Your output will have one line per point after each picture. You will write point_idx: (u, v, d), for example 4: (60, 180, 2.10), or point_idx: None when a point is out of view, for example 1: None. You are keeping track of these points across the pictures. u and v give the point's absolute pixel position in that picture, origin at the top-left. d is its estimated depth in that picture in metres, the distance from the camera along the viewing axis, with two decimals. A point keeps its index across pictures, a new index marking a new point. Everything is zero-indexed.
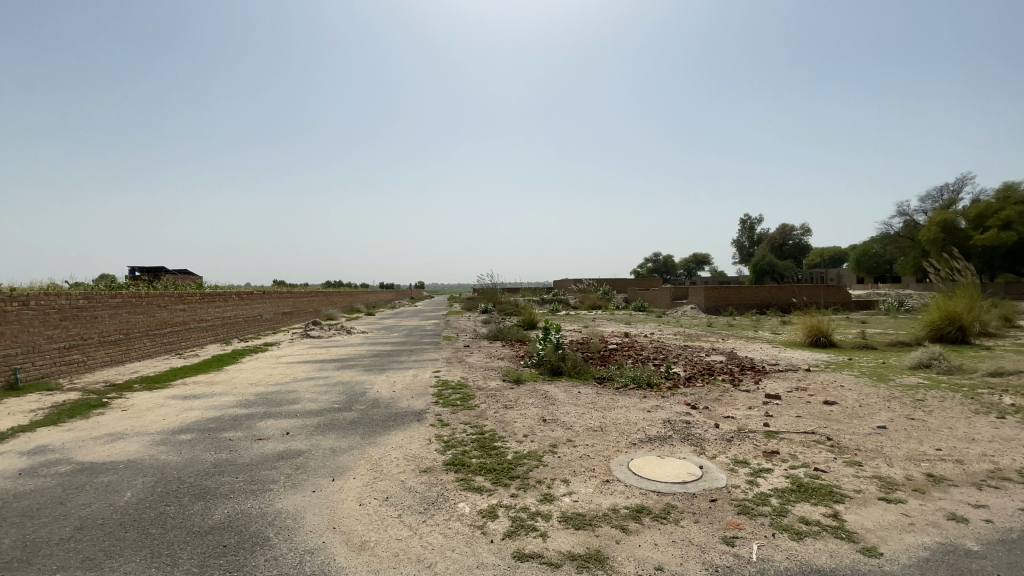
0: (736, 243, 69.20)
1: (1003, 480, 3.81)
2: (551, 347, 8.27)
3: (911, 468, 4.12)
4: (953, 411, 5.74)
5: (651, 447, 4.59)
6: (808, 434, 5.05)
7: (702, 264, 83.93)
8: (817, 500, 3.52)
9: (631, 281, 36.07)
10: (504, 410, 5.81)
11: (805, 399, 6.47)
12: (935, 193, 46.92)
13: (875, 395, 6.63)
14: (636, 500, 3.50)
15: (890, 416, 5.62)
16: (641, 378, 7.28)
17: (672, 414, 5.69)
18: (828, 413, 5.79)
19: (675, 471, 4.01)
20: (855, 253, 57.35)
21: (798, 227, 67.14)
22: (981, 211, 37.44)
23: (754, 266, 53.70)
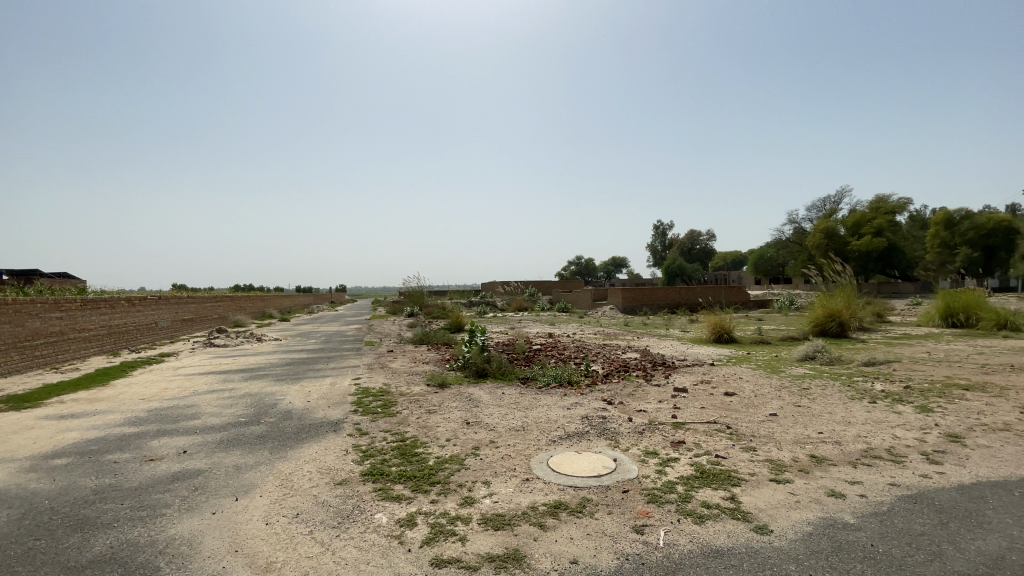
0: (654, 247, 73.37)
1: (872, 458, 4.33)
2: (476, 349, 8.25)
3: (798, 451, 4.57)
4: (833, 398, 6.44)
5: (569, 443, 4.72)
6: (711, 424, 5.44)
7: (622, 268, 88.09)
8: (717, 484, 3.80)
9: (556, 284, 37.05)
10: (425, 415, 5.70)
11: (709, 391, 6.98)
12: (821, 204, 52.80)
13: (770, 386, 7.29)
14: (554, 496, 3.57)
15: (781, 404, 6.20)
16: (562, 377, 7.48)
17: (591, 410, 5.90)
18: (730, 404, 6.27)
19: (592, 465, 4.15)
20: (756, 257, 62.99)
21: (708, 233, 72.54)
22: (858, 221, 42.62)
23: (669, 269, 57.22)
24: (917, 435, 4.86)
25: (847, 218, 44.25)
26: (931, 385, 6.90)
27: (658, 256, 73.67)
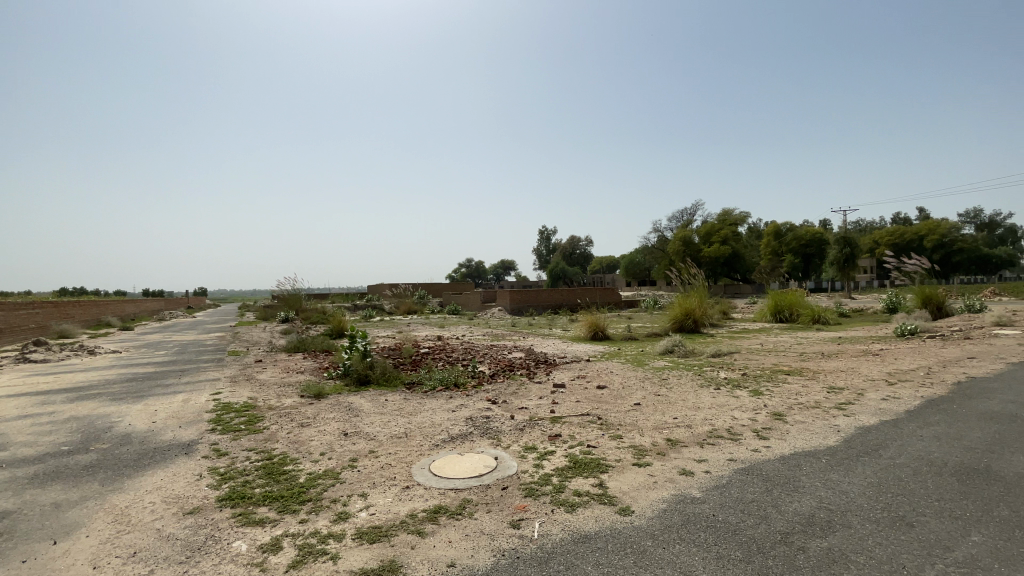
0: (540, 251, 76.56)
1: (717, 437, 4.96)
2: (358, 355, 7.88)
3: (658, 436, 5.07)
4: (687, 386, 7.27)
5: (452, 446, 4.72)
6: (585, 416, 5.82)
7: (510, 271, 90.62)
8: (588, 473, 4.08)
9: (445, 286, 36.90)
10: (298, 429, 5.30)
11: (584, 385, 7.46)
12: (681, 215, 59.55)
13: (638, 378, 8.00)
14: (434, 501, 3.54)
15: (645, 394, 6.85)
16: (448, 380, 7.46)
17: (474, 411, 5.97)
18: (602, 396, 6.78)
19: (473, 466, 4.19)
20: (629, 261, 68.99)
21: (588, 239, 77.66)
22: (710, 230, 48.86)
23: (553, 271, 60.04)
24: (751, 415, 5.68)
25: (702, 228, 50.40)
26: (762, 371, 8.12)
27: (544, 259, 76.99)
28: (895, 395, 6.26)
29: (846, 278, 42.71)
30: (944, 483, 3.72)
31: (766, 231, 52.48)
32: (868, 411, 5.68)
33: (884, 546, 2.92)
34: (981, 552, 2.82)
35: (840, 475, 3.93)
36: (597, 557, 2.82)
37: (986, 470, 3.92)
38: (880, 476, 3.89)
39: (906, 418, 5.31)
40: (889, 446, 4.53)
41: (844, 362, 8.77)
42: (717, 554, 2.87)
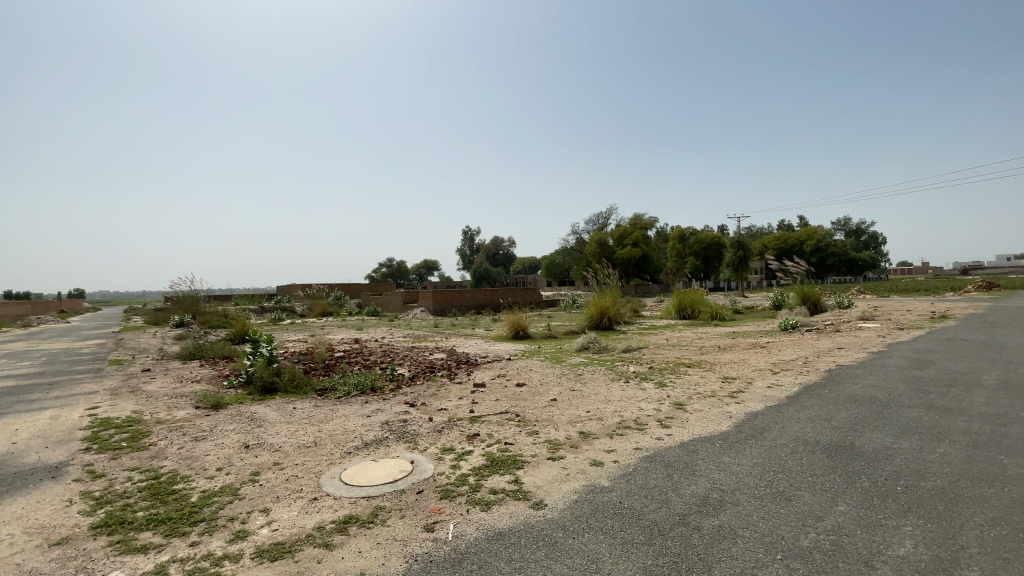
0: (463, 251, 76.37)
1: (625, 428, 5.25)
2: (263, 361, 7.34)
3: (572, 429, 5.27)
4: (600, 381, 7.63)
5: (366, 452, 4.57)
6: (503, 414, 5.90)
7: (432, 271, 89.49)
8: (504, 470, 4.14)
9: (363, 287, 35.57)
10: (191, 444, 4.84)
11: (504, 384, 7.55)
12: (598, 219, 62.32)
13: (554, 374, 8.25)
14: (344, 511, 3.40)
15: (562, 390, 7.08)
16: (364, 384, 7.19)
17: (391, 415, 5.81)
18: (521, 393, 6.91)
19: (387, 471, 4.09)
20: (549, 262, 70.96)
21: (510, 240, 78.74)
22: (624, 233, 51.61)
23: (476, 271, 60.06)
24: (655, 406, 6.09)
25: (616, 231, 53.07)
26: (667, 365, 8.73)
27: (466, 260, 76.84)
28: (777, 383, 7.01)
29: (740, 278, 47.13)
30: (815, 460, 4.22)
31: (674, 235, 56.41)
32: (755, 397, 6.30)
33: (766, 520, 3.25)
34: (843, 519, 3.23)
35: (731, 457, 4.32)
36: (510, 553, 2.86)
37: (848, 446, 4.50)
38: (764, 456, 4.33)
39: (786, 403, 5.97)
40: (772, 429, 5.05)
41: (737, 354, 9.69)
42: (622, 540, 3.03)
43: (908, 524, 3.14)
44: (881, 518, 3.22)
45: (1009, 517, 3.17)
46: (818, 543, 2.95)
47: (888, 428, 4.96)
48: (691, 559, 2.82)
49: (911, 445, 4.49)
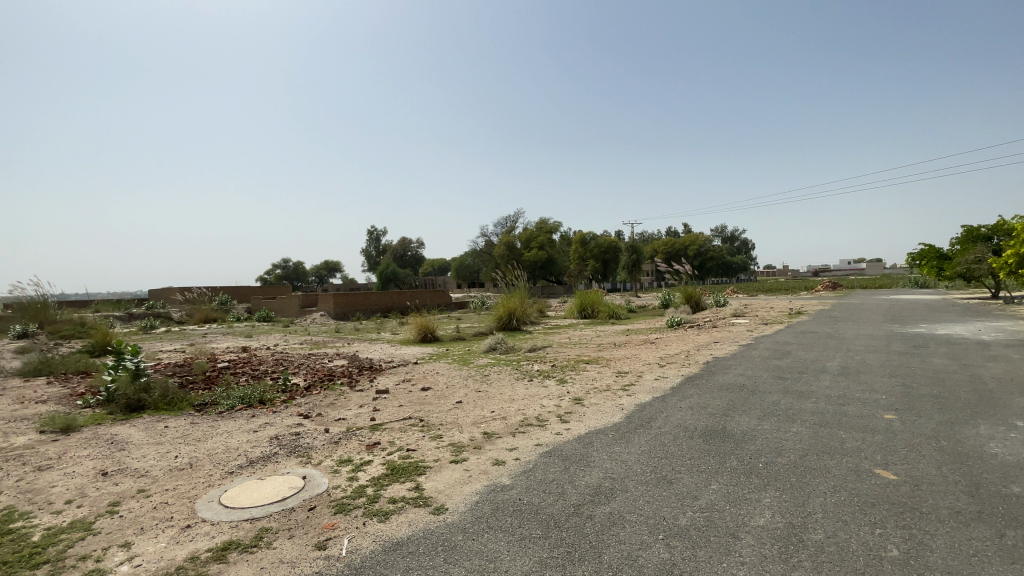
0: (367, 252, 73.46)
1: (526, 426, 5.40)
2: (127, 376, 6.45)
3: (475, 431, 5.30)
4: (505, 381, 7.76)
5: (252, 470, 4.21)
6: (406, 420, 5.76)
7: (334, 273, 84.88)
8: (404, 477, 4.05)
9: (255, 290, 32.77)
10: (32, 475, 4.12)
11: (407, 389, 7.39)
12: (506, 222, 63.42)
13: (460, 377, 8.23)
14: (224, 536, 3.11)
15: (467, 391, 7.09)
16: (252, 396, 6.63)
17: (282, 428, 5.42)
18: (425, 397, 6.80)
19: (275, 489, 3.80)
20: (458, 264, 70.77)
21: (417, 241, 77.26)
22: (530, 236, 53.05)
23: (382, 274, 58.00)
24: (556, 402, 6.33)
25: (523, 234, 54.39)
26: (569, 362, 9.12)
27: (371, 261, 73.99)
28: (664, 375, 7.64)
29: (636, 280, 50.59)
30: (694, 444, 4.66)
31: (577, 238, 59.12)
32: (646, 390, 6.81)
33: (652, 503, 3.52)
34: (715, 496, 3.60)
35: (622, 447, 4.62)
36: (408, 562, 2.81)
37: (721, 430, 5.04)
38: (651, 444, 4.69)
39: (671, 394, 6.52)
40: (658, 418, 5.49)
41: (631, 350, 10.39)
42: (520, 536, 3.11)
43: (767, 496, 3.58)
44: (745, 493, 3.64)
45: (843, 483, 3.75)
46: (694, 520, 3.26)
47: (753, 412, 5.62)
48: (584, 547, 2.97)
49: (771, 426, 5.14)
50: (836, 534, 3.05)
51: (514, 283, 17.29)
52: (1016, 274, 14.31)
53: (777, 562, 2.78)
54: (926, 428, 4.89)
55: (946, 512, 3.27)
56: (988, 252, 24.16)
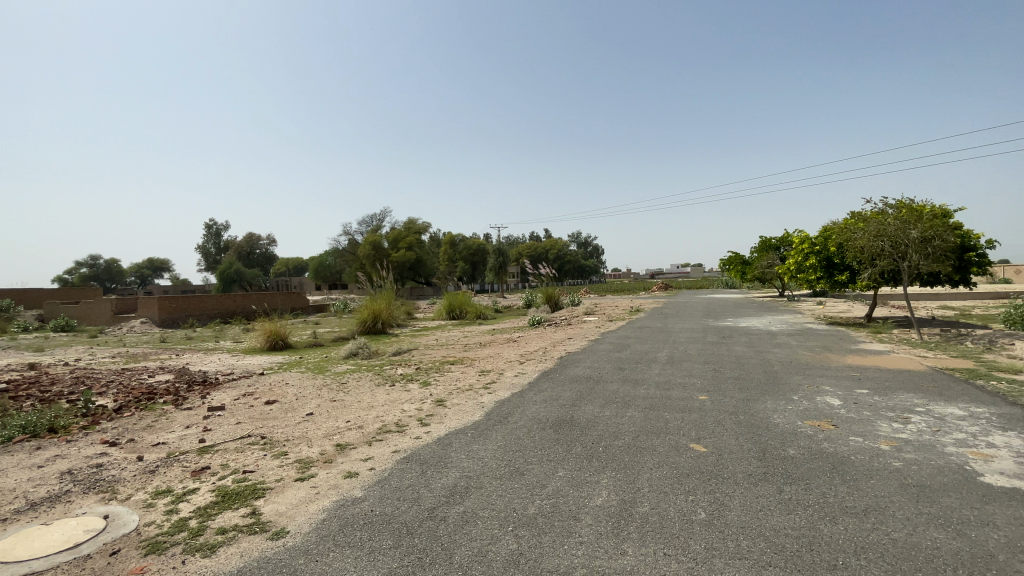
0: (205, 248, 64.48)
1: (384, 433, 5.21)
2: None
3: (327, 443, 4.96)
4: (364, 387, 7.40)
5: (31, 516, 3.39)
6: (245, 438, 5.16)
7: (160, 272, 72.76)
8: (239, 503, 3.62)
9: (47, 292, 26.59)
10: None
11: (249, 404, 6.62)
12: (370, 220, 60.86)
13: (314, 386, 7.62)
14: None
15: (319, 402, 6.60)
16: (37, 424, 5.34)
17: (79, 460, 4.46)
18: (269, 412, 6.17)
19: (64, 535, 3.11)
20: (317, 263, 65.86)
21: (268, 239, 70.01)
22: (397, 236, 51.64)
23: (224, 274, 51.26)
24: (417, 406, 6.22)
25: (389, 233, 52.63)
26: (433, 364, 9.03)
27: (211, 259, 64.98)
28: (524, 372, 7.99)
29: (502, 281, 52.30)
30: (545, 435, 4.96)
31: (445, 240, 59.15)
32: (506, 387, 7.05)
33: (504, 496, 3.65)
34: (561, 482, 3.87)
35: (479, 444, 4.73)
36: None
37: (569, 420, 5.44)
38: (506, 438, 4.87)
39: (527, 389, 6.85)
40: (515, 413, 5.73)
41: (494, 349, 10.69)
42: (369, 549, 2.98)
43: (605, 477, 3.95)
44: (586, 476, 3.97)
45: (666, 458, 4.32)
46: (541, 508, 3.46)
47: (598, 401, 6.18)
48: (436, 550, 2.96)
49: (612, 412, 5.70)
50: (659, 505, 3.49)
51: (377, 284, 16.59)
52: (793, 277, 17.97)
53: (610, 537, 3.08)
54: (730, 406, 5.85)
55: (741, 475, 3.95)
56: (776, 258, 29.96)
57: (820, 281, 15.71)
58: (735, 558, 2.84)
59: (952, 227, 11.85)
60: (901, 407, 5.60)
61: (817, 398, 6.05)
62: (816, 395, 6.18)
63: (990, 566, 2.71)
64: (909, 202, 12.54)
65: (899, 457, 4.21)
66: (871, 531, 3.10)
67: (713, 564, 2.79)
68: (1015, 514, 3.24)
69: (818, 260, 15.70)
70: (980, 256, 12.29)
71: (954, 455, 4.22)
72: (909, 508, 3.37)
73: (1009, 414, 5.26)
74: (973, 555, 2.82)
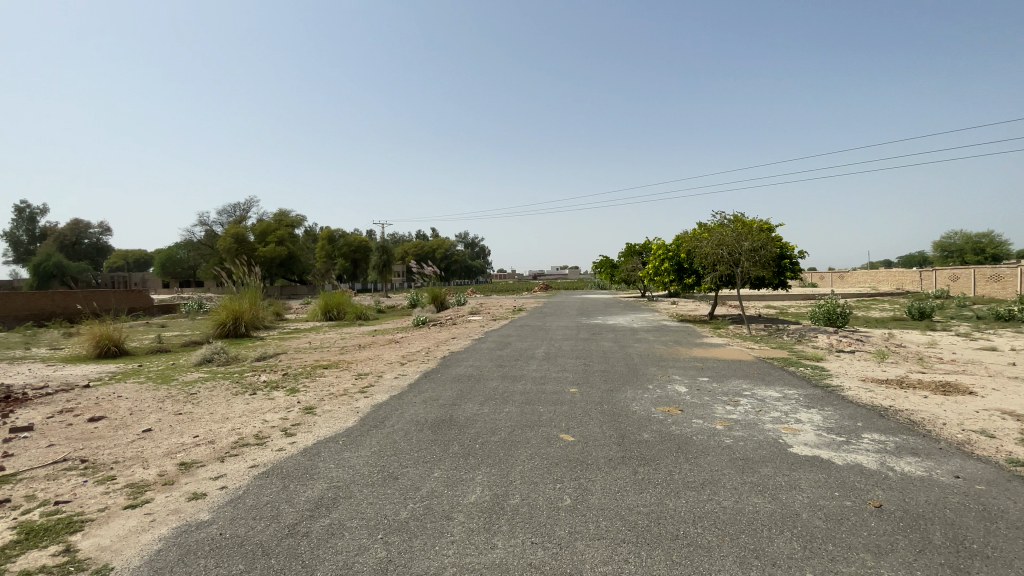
0: (9, 236, 52.64)
1: (240, 447, 4.70)
2: None
3: (168, 463, 4.34)
4: (219, 397, 6.61)
5: None
6: (58, 463, 4.30)
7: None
8: (48, 540, 3.01)
9: None
10: None
11: (65, 422, 5.53)
12: (232, 210, 54.79)
13: (155, 399, 6.61)
14: None
15: (161, 416, 5.75)
16: None
17: None
18: (94, 431, 5.22)
19: None
20: (165, 257, 57.45)
21: (100, 227, 59.35)
22: (264, 229, 47.20)
23: (36, 267, 42.26)
24: (282, 415, 5.72)
25: (257, 226, 47.80)
26: (302, 369, 8.38)
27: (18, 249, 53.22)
28: (403, 373, 7.79)
29: (384, 280, 50.51)
30: (423, 436, 4.88)
31: (322, 235, 55.45)
32: (383, 390, 6.81)
33: (375, 503, 3.51)
34: (435, 483, 3.83)
35: (351, 452, 4.49)
36: None
37: (448, 419, 5.42)
38: (382, 443, 4.70)
39: (406, 391, 6.69)
40: (392, 416, 5.55)
41: (373, 351, 10.27)
42: None
43: (480, 474, 4.01)
44: (461, 474, 3.99)
45: (538, 450, 4.52)
46: (413, 512, 3.39)
47: (477, 399, 6.25)
48: (295, 570, 2.74)
49: (490, 409, 5.81)
50: (528, 496, 3.63)
51: (239, 281, 14.97)
52: (652, 279, 19.99)
53: (481, 533, 3.12)
54: (597, 397, 6.31)
55: (603, 460, 4.28)
56: (639, 262, 33.03)
57: (674, 283, 17.68)
58: (595, 539, 3.06)
59: (773, 239, 14.08)
60: (733, 392, 6.54)
61: (669, 387, 6.80)
62: (668, 384, 6.93)
63: (794, 523, 3.27)
64: (742, 216, 14.56)
65: (730, 435, 4.90)
66: (707, 501, 3.55)
67: (575, 547, 2.98)
68: (813, 477, 3.96)
69: (672, 264, 17.60)
70: (793, 263, 14.83)
71: (771, 431, 5.03)
72: (737, 479, 3.93)
73: (810, 394, 6.42)
74: (783, 515, 3.38)
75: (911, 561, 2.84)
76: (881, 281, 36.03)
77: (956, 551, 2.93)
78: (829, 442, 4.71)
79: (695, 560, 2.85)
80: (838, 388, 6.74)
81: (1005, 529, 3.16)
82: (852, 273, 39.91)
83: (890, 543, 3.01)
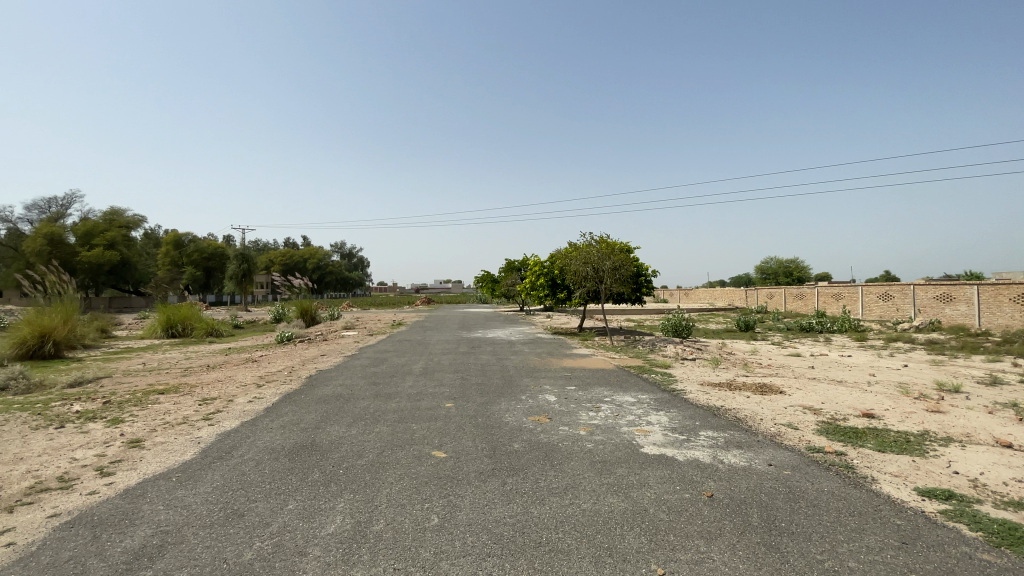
0: None
1: (38, 493, 3.83)
2: None
3: None
4: (12, 434, 5.34)
5: None
6: None
7: None
8: None
9: None
10: None
11: None
12: (43, 205, 45.43)
13: None
14: None
15: None
16: None
17: None
18: None
19: None
20: None
21: None
22: (89, 229, 40.11)
23: None
24: (98, 451, 4.79)
25: (80, 224, 40.29)
26: (131, 396, 7.14)
27: None
28: (260, 396, 7.05)
29: (245, 292, 45.57)
30: (278, 466, 4.43)
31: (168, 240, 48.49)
32: (234, 415, 6.09)
33: (212, 547, 3.08)
34: (289, 517, 3.50)
35: (187, 489, 3.92)
36: None
37: (309, 444, 5.02)
38: (226, 477, 4.17)
39: (261, 416, 6.05)
40: (241, 445, 4.97)
41: (224, 372, 9.14)
42: None
43: (342, 501, 3.75)
44: (320, 504, 3.69)
45: (406, 470, 4.36)
46: (261, 551, 3.05)
47: (344, 420, 5.88)
48: None
49: (357, 430, 5.50)
50: (393, 520, 3.48)
51: (49, 291, 12.36)
52: (527, 293, 20.75)
53: (338, 565, 2.91)
54: (471, 410, 6.32)
55: (473, 475, 4.28)
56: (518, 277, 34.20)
57: (548, 298, 18.53)
58: (460, 556, 3.03)
59: (631, 259, 15.53)
60: (596, 399, 7.03)
61: (539, 397, 7.08)
62: (538, 394, 7.22)
63: (643, 518, 3.58)
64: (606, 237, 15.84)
65: (590, 439, 5.26)
66: (569, 505, 3.74)
67: (440, 568, 2.92)
68: (659, 474, 4.40)
69: (546, 280, 18.47)
70: (649, 281, 16.51)
71: (626, 434, 5.49)
72: (596, 481, 4.21)
73: (659, 398, 7.17)
74: (634, 511, 3.69)
75: (735, 542, 3.26)
76: (717, 297, 41.88)
77: (769, 529, 3.44)
78: (673, 440, 5.28)
79: (555, 566, 2.96)
80: (683, 392, 7.60)
81: (804, 507, 3.81)
82: (695, 290, 45.68)
83: (719, 528, 3.44)
